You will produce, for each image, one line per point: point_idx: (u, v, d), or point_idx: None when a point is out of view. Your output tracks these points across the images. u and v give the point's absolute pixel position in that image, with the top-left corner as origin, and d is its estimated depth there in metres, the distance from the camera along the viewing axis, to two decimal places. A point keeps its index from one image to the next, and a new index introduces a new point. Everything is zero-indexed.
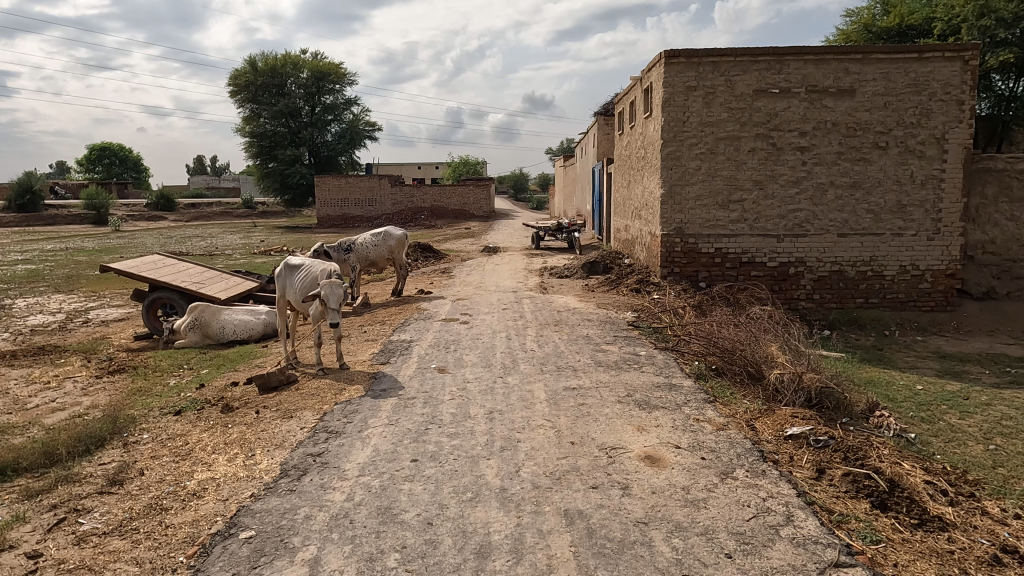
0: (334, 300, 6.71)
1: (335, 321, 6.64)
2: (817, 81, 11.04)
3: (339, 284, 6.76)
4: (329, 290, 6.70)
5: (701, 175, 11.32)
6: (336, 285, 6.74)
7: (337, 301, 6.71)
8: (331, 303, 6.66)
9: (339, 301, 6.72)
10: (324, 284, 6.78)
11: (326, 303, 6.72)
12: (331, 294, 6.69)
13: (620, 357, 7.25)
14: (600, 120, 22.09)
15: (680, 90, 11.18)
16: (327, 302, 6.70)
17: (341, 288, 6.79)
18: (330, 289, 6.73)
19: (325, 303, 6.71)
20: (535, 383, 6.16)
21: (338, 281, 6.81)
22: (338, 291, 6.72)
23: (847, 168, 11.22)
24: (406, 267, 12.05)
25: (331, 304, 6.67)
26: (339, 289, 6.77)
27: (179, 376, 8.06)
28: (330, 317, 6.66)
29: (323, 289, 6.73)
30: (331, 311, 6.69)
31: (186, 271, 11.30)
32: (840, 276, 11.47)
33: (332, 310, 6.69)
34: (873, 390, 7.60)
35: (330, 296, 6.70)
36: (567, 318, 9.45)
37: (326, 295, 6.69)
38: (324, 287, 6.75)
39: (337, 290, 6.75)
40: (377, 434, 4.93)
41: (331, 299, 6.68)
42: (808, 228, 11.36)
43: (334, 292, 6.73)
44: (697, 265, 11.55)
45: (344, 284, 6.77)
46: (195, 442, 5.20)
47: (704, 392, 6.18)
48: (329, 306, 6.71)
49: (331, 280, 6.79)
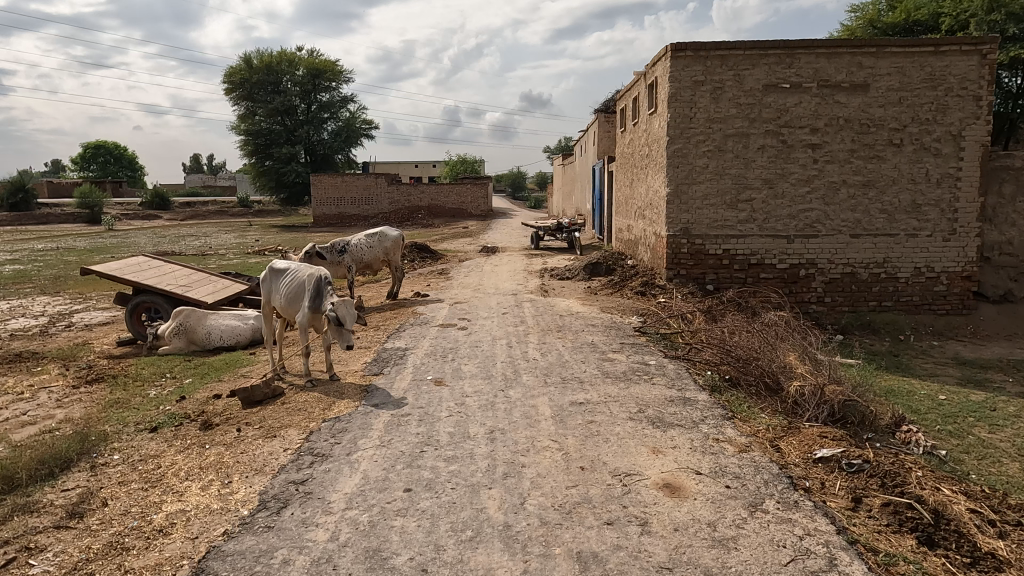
0: (349, 321, 6.23)
1: (351, 344, 6.19)
2: (829, 76, 10.61)
3: (353, 303, 6.27)
4: (345, 312, 6.18)
5: (709, 174, 10.88)
6: (351, 305, 6.22)
7: (352, 322, 6.22)
8: (349, 326, 6.17)
9: (353, 321, 6.25)
10: (336, 302, 6.23)
11: (341, 324, 6.21)
12: (348, 315, 6.18)
13: (628, 367, 6.80)
14: (600, 118, 21.66)
15: (686, 85, 10.74)
16: (341, 323, 6.20)
17: (353, 307, 6.29)
18: (344, 309, 6.21)
19: (339, 324, 6.19)
20: (539, 398, 5.71)
21: (349, 298, 6.30)
22: (353, 312, 6.23)
23: (860, 166, 10.79)
24: (402, 269, 11.58)
25: (347, 326, 6.18)
26: (352, 308, 6.27)
27: (160, 386, 7.60)
28: (346, 341, 6.18)
29: (337, 309, 6.18)
30: (348, 333, 6.20)
31: (172, 273, 10.84)
32: (852, 278, 11.05)
33: (347, 331, 6.20)
34: (896, 401, 7.16)
35: (345, 317, 6.19)
36: (570, 323, 9.01)
37: (341, 316, 6.17)
38: (337, 307, 6.20)
39: (352, 310, 6.25)
40: (368, 458, 4.49)
41: (348, 321, 6.18)
42: (819, 228, 10.93)
43: (349, 313, 6.22)
44: (705, 267, 11.10)
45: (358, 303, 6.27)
46: (168, 465, 4.74)
47: (720, 407, 5.74)
48: (342, 327, 6.22)
49: (343, 299, 6.25)
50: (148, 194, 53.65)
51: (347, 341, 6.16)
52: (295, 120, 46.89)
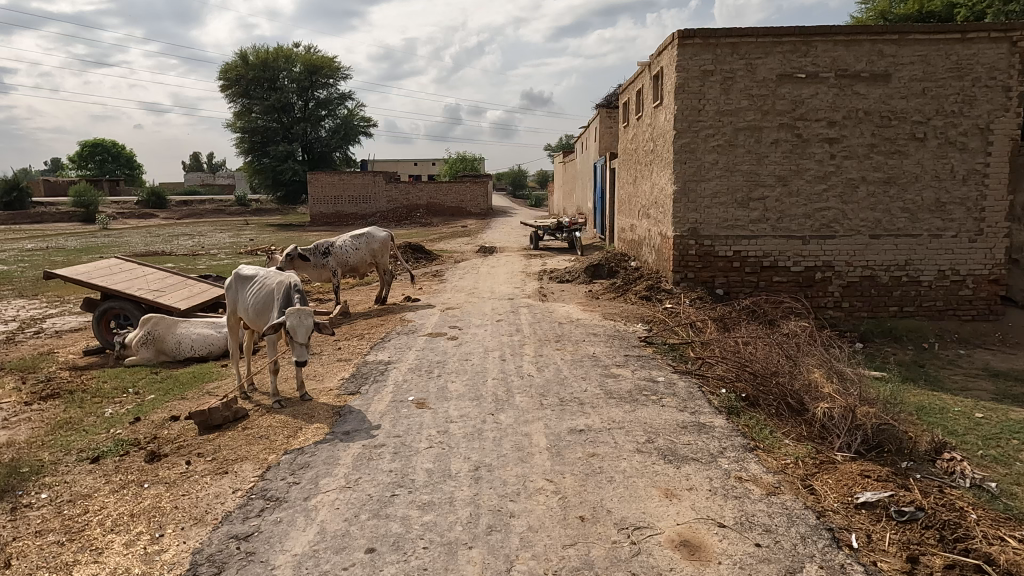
0: (302, 333, 5.46)
1: (303, 359, 5.41)
2: (847, 65, 9.90)
3: (309, 313, 5.51)
4: (296, 321, 5.45)
5: (718, 170, 10.16)
6: (304, 314, 5.49)
7: (306, 335, 5.46)
8: (301, 338, 5.41)
9: (307, 334, 5.48)
10: (290, 312, 5.50)
11: (293, 336, 5.48)
12: (300, 327, 5.43)
13: (634, 385, 6.08)
14: (602, 114, 20.96)
15: (695, 75, 10.02)
16: (293, 335, 5.44)
17: (310, 317, 5.53)
18: (298, 319, 5.47)
19: (291, 337, 5.44)
20: (532, 424, 5.01)
21: (307, 307, 5.55)
22: (307, 323, 5.47)
23: (880, 162, 10.08)
24: (391, 272, 10.88)
25: (300, 338, 5.42)
26: (309, 319, 5.52)
27: (119, 404, 6.90)
28: (299, 355, 5.41)
29: (289, 318, 5.45)
30: (301, 347, 5.44)
31: (145, 277, 10.13)
32: (871, 281, 10.33)
33: (299, 345, 5.44)
34: (930, 422, 6.45)
35: (298, 327, 5.44)
36: (570, 332, 8.29)
37: (294, 327, 5.42)
38: (290, 316, 5.48)
39: (307, 321, 5.50)
40: (328, 505, 3.79)
41: (300, 332, 5.42)
42: (836, 228, 10.22)
43: (302, 323, 5.48)
44: (714, 270, 10.38)
45: (314, 313, 5.52)
46: (95, 510, 4.03)
47: (740, 434, 5.03)
48: (295, 340, 5.46)
49: (299, 307, 5.53)
50: (145, 193, 52.96)
51: (299, 356, 5.40)
52: (292, 117, 46.18)
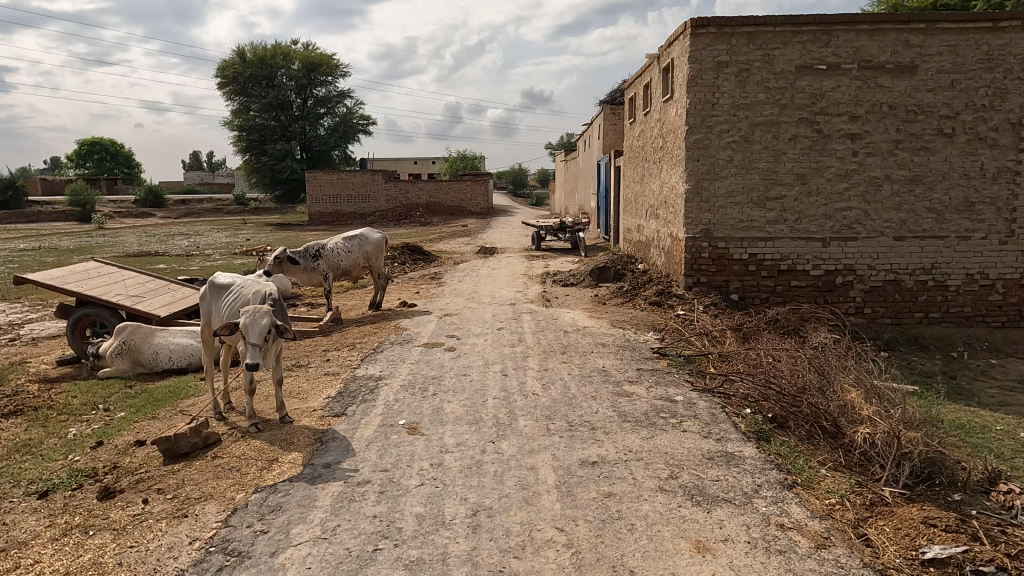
0: (255, 333, 4.63)
1: (254, 362, 4.57)
2: (871, 56, 9.29)
3: (265, 311, 4.71)
4: (248, 319, 4.66)
5: (733, 168, 9.55)
6: (259, 311, 4.69)
7: (260, 335, 4.63)
8: (252, 338, 4.59)
9: (262, 335, 4.64)
10: (245, 311, 4.73)
11: (245, 337, 4.65)
12: (252, 325, 4.62)
13: (650, 405, 5.49)
14: (606, 111, 20.39)
15: (708, 67, 9.40)
16: (245, 336, 4.63)
17: (268, 317, 4.72)
18: (252, 317, 4.67)
19: (243, 336, 4.64)
20: (538, 455, 4.43)
21: (264, 306, 4.77)
22: (262, 321, 4.65)
23: (905, 159, 9.47)
24: (386, 276, 10.30)
25: (251, 338, 4.60)
26: (265, 318, 4.70)
27: (85, 424, 6.30)
28: (250, 358, 4.58)
29: (242, 317, 4.68)
30: (252, 348, 4.61)
31: (124, 281, 9.54)
32: (895, 286, 9.74)
33: (251, 346, 4.61)
34: (976, 445, 5.86)
35: (250, 326, 4.63)
36: (576, 342, 7.70)
37: (245, 326, 4.63)
38: (243, 315, 4.70)
39: (262, 321, 4.67)
40: (298, 563, 3.20)
41: (251, 331, 4.61)
42: (858, 229, 9.62)
43: (255, 322, 4.66)
44: (728, 274, 9.76)
45: (270, 311, 4.71)
46: (25, 565, 3.43)
47: (774, 466, 4.45)
48: (246, 341, 4.63)
49: (256, 306, 4.75)
50: (142, 192, 52.30)
51: (249, 358, 4.57)
52: (290, 115, 45.59)
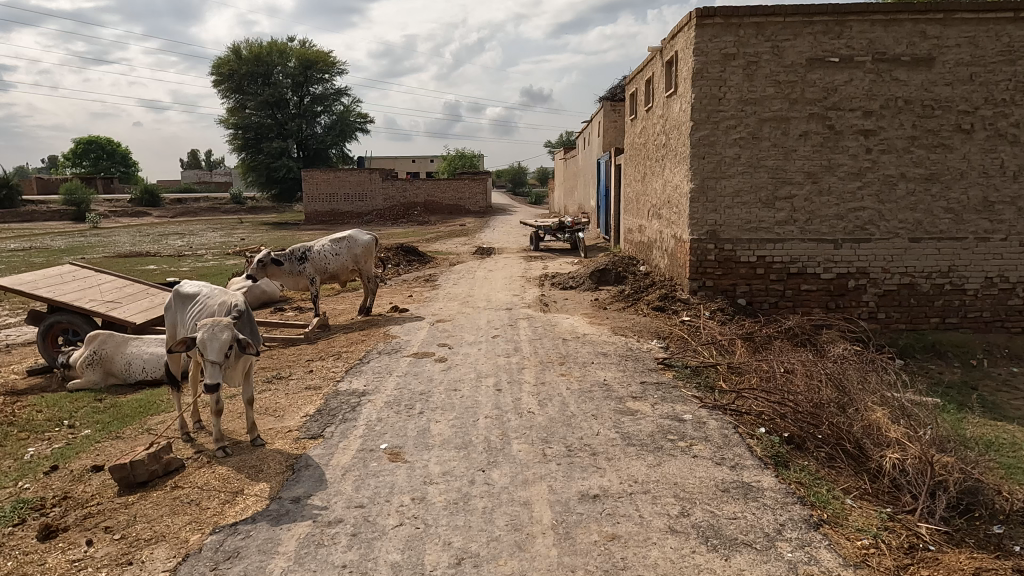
0: (214, 349, 4.17)
1: (214, 382, 4.11)
2: (886, 48, 8.82)
3: (226, 325, 4.26)
4: (206, 334, 4.20)
5: (740, 166, 9.08)
6: (218, 325, 4.24)
7: (220, 351, 4.18)
8: (211, 354, 4.14)
9: (222, 351, 4.19)
10: (203, 325, 4.28)
11: (203, 354, 4.20)
12: (210, 341, 4.17)
13: (656, 426, 5.03)
14: (605, 107, 19.93)
15: (715, 59, 8.92)
16: (203, 353, 4.18)
17: (228, 331, 4.27)
18: (211, 332, 4.22)
19: (201, 354, 4.19)
20: (534, 487, 3.96)
21: (225, 319, 4.32)
22: (222, 336, 4.20)
23: (921, 157, 9.01)
24: (376, 279, 9.83)
25: (210, 355, 4.15)
26: (226, 332, 4.25)
27: (44, 443, 5.82)
28: (209, 378, 4.12)
29: (200, 332, 4.23)
30: (212, 366, 4.15)
31: (99, 286, 9.06)
32: (910, 290, 9.28)
33: (210, 364, 4.15)
34: (1010, 466, 5.40)
35: (208, 342, 4.17)
36: (576, 352, 7.23)
37: (203, 342, 4.17)
38: (201, 330, 4.24)
39: (222, 335, 4.22)
40: None
41: (210, 348, 4.15)
42: (872, 231, 9.15)
43: (214, 338, 4.20)
44: (735, 277, 9.29)
45: (231, 325, 4.26)
46: None
47: (797, 498, 3.99)
48: (205, 358, 4.17)
49: (215, 319, 4.30)
50: (137, 191, 51.72)
51: (208, 378, 4.11)
52: (286, 113, 45.07)
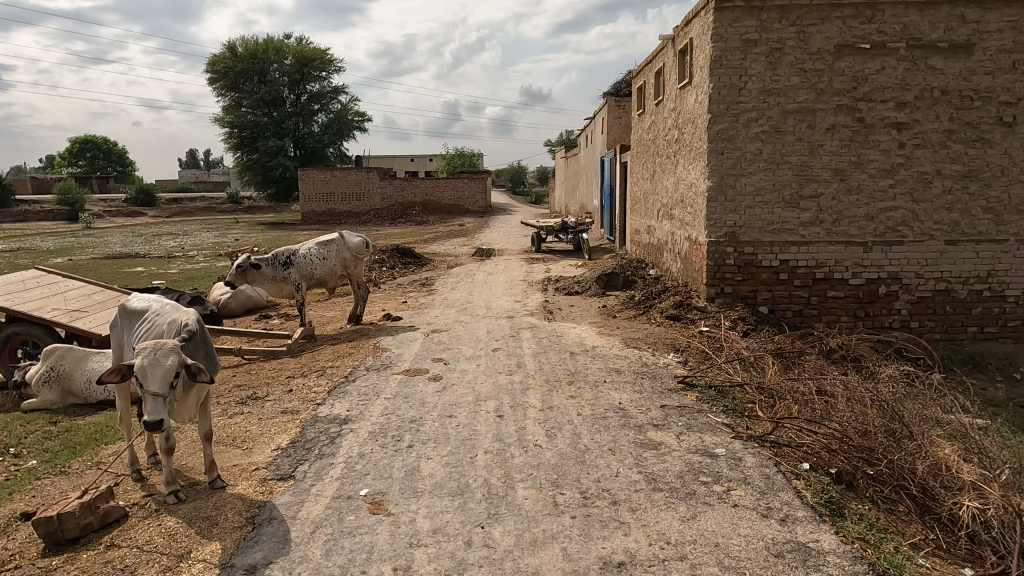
0: (156, 379, 3.40)
1: (154, 420, 3.34)
2: (922, 33, 8.09)
3: (171, 349, 3.49)
4: (146, 360, 3.43)
5: (762, 162, 8.34)
6: (161, 349, 3.47)
7: (163, 381, 3.40)
8: (151, 385, 3.36)
9: (166, 381, 3.41)
10: (143, 349, 3.50)
11: (142, 385, 3.42)
12: (151, 369, 3.39)
13: (685, 463, 4.32)
14: (610, 103, 19.21)
15: (735, 46, 8.19)
16: (142, 384, 3.40)
17: (174, 356, 3.49)
18: (152, 357, 3.44)
19: (139, 385, 3.41)
20: (545, 551, 3.24)
21: (171, 342, 3.54)
22: (165, 363, 3.43)
23: (959, 152, 8.27)
24: (366, 285, 9.11)
25: (150, 387, 3.37)
26: (171, 357, 3.48)
27: None
28: (149, 415, 3.35)
29: (138, 358, 3.45)
30: (153, 399, 3.37)
31: (66, 293, 8.34)
32: (946, 296, 8.55)
33: (151, 397, 3.38)
34: None
35: (149, 370, 3.40)
36: (586, 369, 6.50)
37: (142, 370, 3.40)
38: (140, 355, 3.47)
39: (166, 361, 3.45)
40: None
41: (150, 377, 3.38)
42: (905, 232, 8.41)
43: (156, 364, 3.43)
44: (756, 283, 8.54)
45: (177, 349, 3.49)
46: None
47: (868, 564, 3.26)
48: (144, 390, 3.39)
49: (158, 342, 3.52)
50: (133, 191, 51.02)
51: (148, 415, 3.33)
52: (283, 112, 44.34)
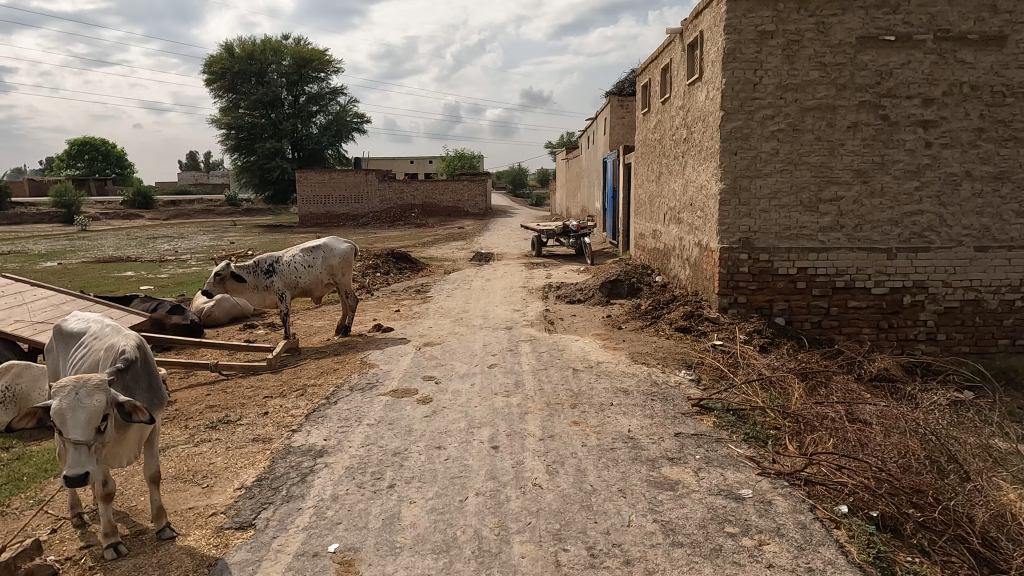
0: (77, 425, 2.84)
1: (74, 474, 2.78)
2: (951, 24, 7.52)
3: (97, 386, 2.93)
4: (66, 401, 2.87)
5: (779, 163, 7.78)
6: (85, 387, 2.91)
7: (87, 426, 2.85)
8: (72, 433, 2.80)
9: (90, 426, 2.86)
10: (63, 387, 2.94)
11: (62, 432, 2.85)
12: (72, 414, 2.83)
13: (707, 508, 3.74)
14: (612, 103, 18.68)
15: (749, 38, 7.62)
16: (61, 431, 2.84)
17: (101, 395, 2.94)
18: (73, 398, 2.88)
19: (59, 432, 2.85)
20: None
21: (98, 378, 2.98)
22: (88, 404, 2.87)
23: (990, 152, 7.70)
24: (354, 294, 8.55)
25: (71, 435, 2.82)
26: (97, 397, 2.92)
27: None
28: (70, 468, 2.80)
29: (57, 398, 2.88)
30: (75, 449, 2.82)
31: (31, 303, 7.77)
32: (976, 307, 7.98)
33: (71, 447, 2.82)
34: None
35: (69, 414, 2.84)
36: (590, 389, 5.93)
37: (60, 414, 2.83)
38: (60, 395, 2.90)
39: (91, 403, 2.89)
40: None
41: (70, 423, 2.82)
42: (932, 238, 7.84)
43: (77, 408, 2.86)
44: (772, 292, 7.97)
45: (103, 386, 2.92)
46: None
47: None
48: (64, 438, 2.83)
49: (81, 378, 2.96)
50: (130, 194, 50.55)
51: (69, 469, 2.79)
52: (281, 113, 43.82)
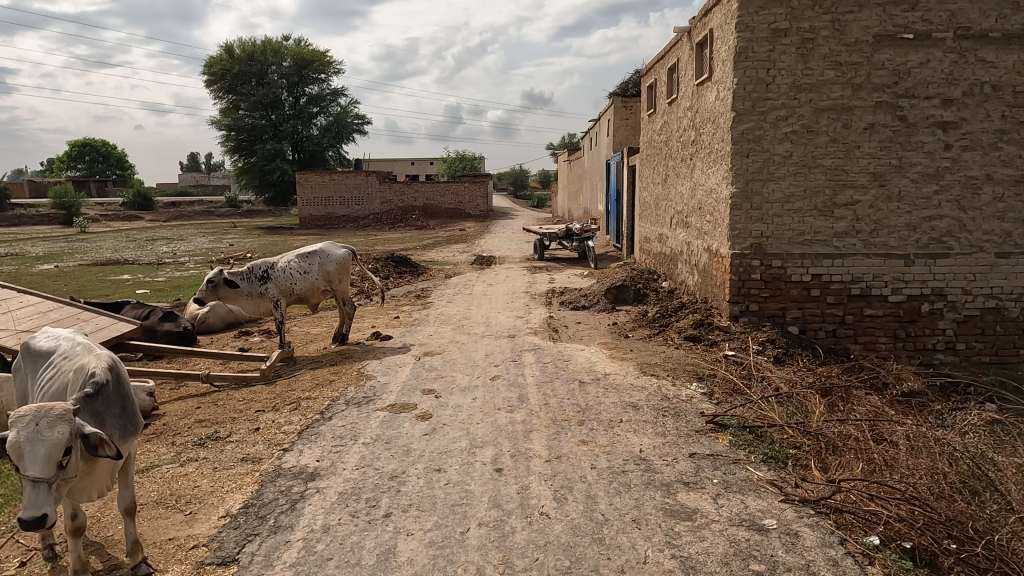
0: (36, 461, 2.56)
1: (31, 516, 2.50)
2: (971, 22, 7.24)
3: (59, 416, 2.64)
4: (24, 435, 2.58)
5: (792, 166, 7.50)
6: (45, 418, 2.62)
7: (46, 462, 2.56)
8: (29, 470, 2.52)
9: (50, 461, 2.58)
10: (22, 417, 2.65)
11: (18, 468, 2.57)
12: (29, 449, 2.55)
13: (729, 542, 3.44)
14: (615, 104, 18.43)
15: (762, 35, 7.34)
16: (18, 468, 2.56)
17: (64, 426, 2.65)
18: (31, 431, 2.59)
19: (14, 467, 2.57)
20: None
21: (61, 407, 2.70)
22: (48, 436, 2.58)
23: (1012, 154, 7.41)
24: (351, 300, 8.27)
25: (28, 472, 2.54)
26: (59, 428, 2.63)
27: None
28: (27, 509, 2.52)
29: (14, 431, 2.60)
30: (32, 488, 2.54)
31: (17, 311, 7.50)
32: (996, 315, 7.69)
33: (28, 486, 2.54)
34: None
35: (26, 449, 2.55)
36: (598, 403, 5.65)
37: (16, 448, 2.55)
38: (17, 426, 2.62)
39: (52, 435, 2.60)
40: None
41: (27, 458, 2.54)
42: (951, 244, 7.54)
43: (36, 442, 2.58)
44: (785, 300, 7.68)
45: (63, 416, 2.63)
46: None
47: None
48: (21, 476, 2.55)
49: (42, 407, 2.67)
50: (130, 195, 50.32)
51: (25, 510, 2.50)
52: (282, 114, 43.58)
